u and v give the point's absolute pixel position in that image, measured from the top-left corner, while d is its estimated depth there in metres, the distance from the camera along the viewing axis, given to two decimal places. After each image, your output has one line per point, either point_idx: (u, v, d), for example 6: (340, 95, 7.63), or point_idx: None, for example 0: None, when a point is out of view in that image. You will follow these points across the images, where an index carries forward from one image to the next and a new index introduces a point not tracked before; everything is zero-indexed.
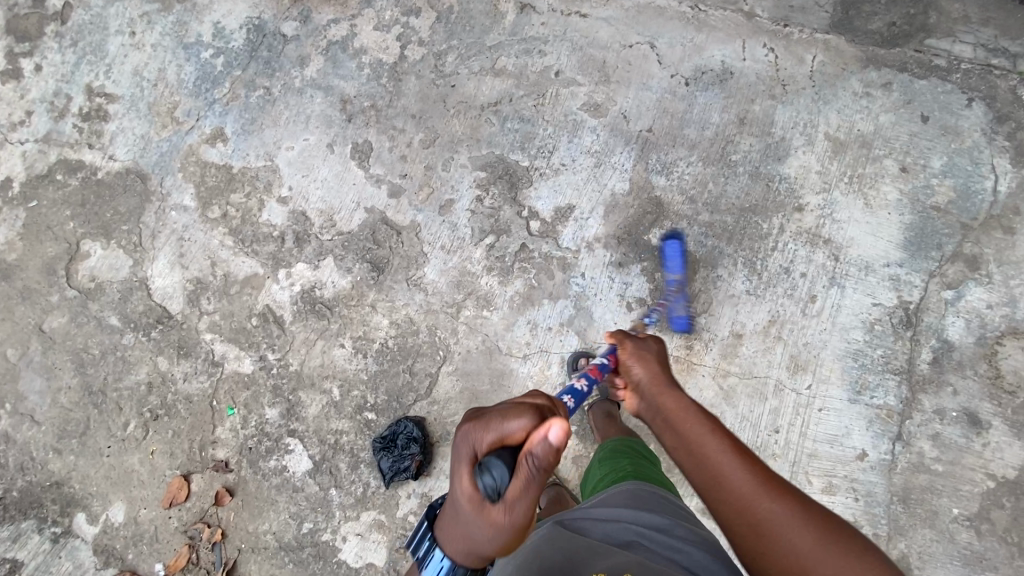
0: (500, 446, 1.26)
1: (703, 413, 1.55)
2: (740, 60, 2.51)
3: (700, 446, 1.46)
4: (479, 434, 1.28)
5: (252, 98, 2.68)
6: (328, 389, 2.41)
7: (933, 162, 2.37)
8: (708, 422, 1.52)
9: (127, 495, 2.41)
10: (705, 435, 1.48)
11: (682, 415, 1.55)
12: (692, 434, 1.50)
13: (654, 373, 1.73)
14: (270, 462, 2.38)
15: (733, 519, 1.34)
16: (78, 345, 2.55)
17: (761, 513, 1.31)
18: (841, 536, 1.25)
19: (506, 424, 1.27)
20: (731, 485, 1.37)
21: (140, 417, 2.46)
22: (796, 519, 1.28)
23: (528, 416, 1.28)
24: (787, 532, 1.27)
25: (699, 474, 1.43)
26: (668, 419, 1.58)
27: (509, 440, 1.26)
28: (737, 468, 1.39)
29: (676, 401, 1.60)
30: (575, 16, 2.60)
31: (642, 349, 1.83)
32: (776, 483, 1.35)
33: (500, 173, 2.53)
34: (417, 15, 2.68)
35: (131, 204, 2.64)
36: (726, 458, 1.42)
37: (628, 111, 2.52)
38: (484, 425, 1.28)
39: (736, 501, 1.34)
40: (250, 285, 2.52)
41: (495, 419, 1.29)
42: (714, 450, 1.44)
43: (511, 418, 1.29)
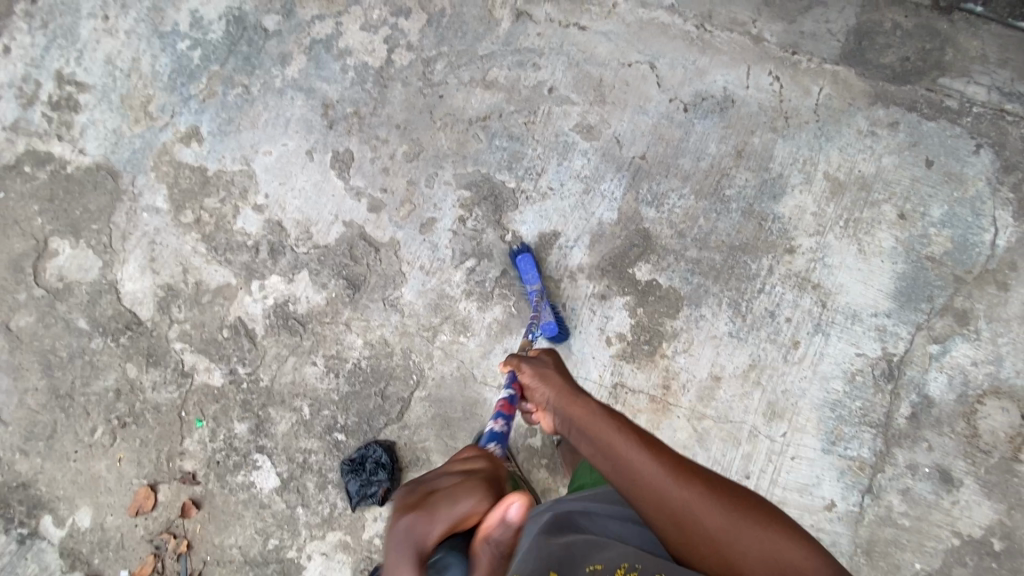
0: (450, 536, 0.95)
1: (607, 412, 1.41)
2: (743, 87, 2.38)
3: (614, 449, 1.33)
4: (421, 525, 0.96)
5: (230, 96, 2.55)
6: (298, 407, 2.37)
7: (933, 210, 2.28)
8: (616, 419, 1.39)
9: (94, 502, 2.40)
10: (617, 435, 1.35)
11: (589, 419, 1.41)
12: (606, 437, 1.36)
13: (557, 384, 1.56)
14: (237, 477, 2.36)
15: (654, 518, 1.26)
16: (46, 346, 2.49)
17: (683, 508, 1.25)
18: (752, 512, 1.27)
19: (457, 504, 0.98)
20: (647, 482, 1.27)
21: (108, 423, 2.43)
22: (713, 503, 1.26)
23: (481, 491, 1.00)
24: (706, 519, 1.24)
25: (617, 477, 1.31)
26: (576, 425, 1.43)
27: (462, 525, 0.96)
28: (649, 462, 1.30)
29: (581, 405, 1.45)
30: (573, 28, 2.46)
31: (542, 366, 1.63)
32: (689, 469, 1.30)
33: (485, 193, 2.43)
34: (407, 17, 2.53)
35: (101, 202, 2.54)
36: (639, 456, 1.31)
37: (622, 136, 2.40)
38: (429, 514, 0.97)
39: (659, 502, 1.26)
40: (223, 295, 2.45)
41: (444, 500, 0.99)
42: (630, 449, 1.32)
43: (460, 496, 1.00)
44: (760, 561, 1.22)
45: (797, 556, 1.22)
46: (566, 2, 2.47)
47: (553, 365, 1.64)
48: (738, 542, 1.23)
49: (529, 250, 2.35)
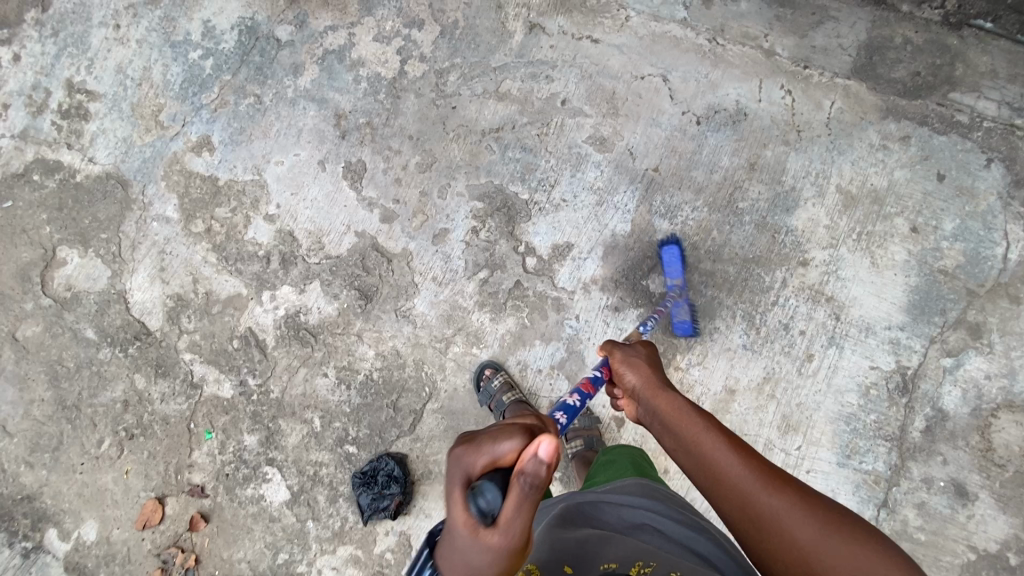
0: (489, 473, 1.01)
1: (697, 411, 1.50)
2: (755, 101, 2.40)
3: (698, 445, 1.40)
4: (467, 457, 1.04)
5: (242, 106, 2.55)
6: (309, 419, 2.35)
7: (945, 223, 2.29)
8: (705, 419, 1.47)
9: (100, 514, 2.37)
10: (703, 433, 1.42)
11: (675, 414, 1.50)
12: (693, 434, 1.43)
13: (647, 378, 1.66)
14: (246, 490, 2.33)
15: (733, 516, 1.29)
16: (52, 357, 2.46)
17: (768, 512, 1.24)
18: (847, 528, 1.19)
19: (497, 443, 1.03)
20: (728, 479, 1.32)
21: (115, 435, 2.40)
22: (802, 509, 1.23)
23: (520, 433, 1.05)
24: (790, 527, 1.21)
25: (699, 472, 1.38)
26: (661, 418, 1.53)
27: (503, 463, 1.02)
28: (734, 460, 1.34)
29: (670, 400, 1.54)
30: (585, 41, 2.47)
31: (631, 358, 1.76)
32: (777, 477, 1.30)
33: (498, 204, 2.43)
34: (419, 28, 2.53)
35: (111, 211, 2.52)
36: (723, 453, 1.37)
37: (635, 148, 2.41)
38: (474, 449, 1.04)
39: (740, 502, 1.28)
40: (233, 305, 2.43)
41: (486, 440, 1.05)
42: (715, 446, 1.39)
43: (501, 436, 1.05)
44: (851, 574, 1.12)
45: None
46: (579, 15, 2.48)
47: (646, 357, 1.78)
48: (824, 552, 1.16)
49: (680, 246, 2.31)
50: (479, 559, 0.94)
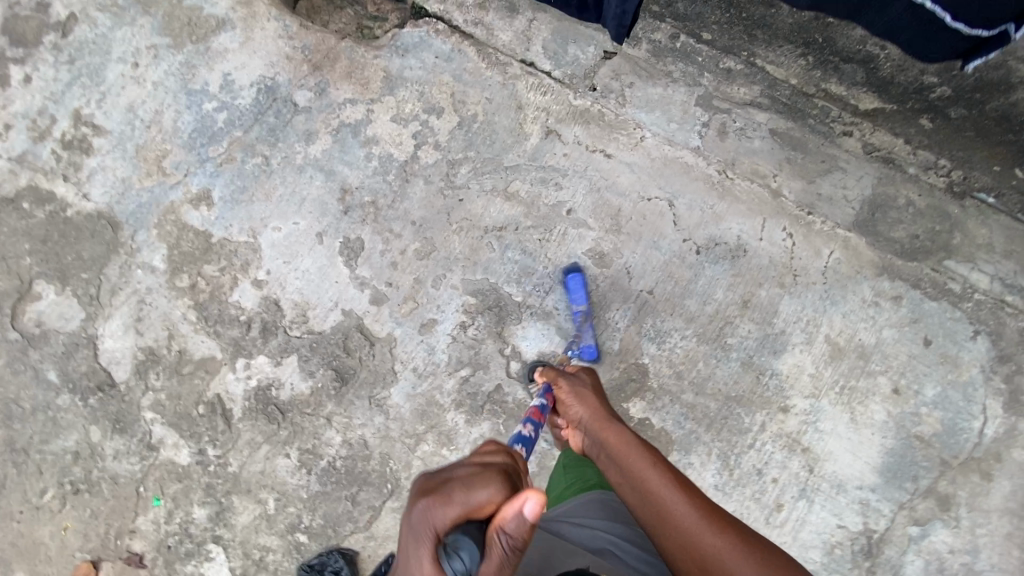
0: (463, 524, 1.05)
1: (640, 444, 1.65)
2: (756, 239, 2.42)
3: (647, 482, 1.54)
4: (440, 510, 1.05)
5: (249, 164, 2.52)
6: (264, 499, 2.28)
7: (926, 389, 2.31)
8: (650, 454, 1.62)
9: (30, 569, 2.26)
10: (650, 470, 1.57)
11: (622, 447, 1.66)
12: (641, 473, 1.57)
13: (595, 408, 1.86)
14: (187, 566, 2.25)
15: (677, 549, 1.41)
16: (9, 394, 2.36)
17: (704, 546, 1.38)
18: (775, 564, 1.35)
19: (473, 494, 1.06)
20: (672, 516, 1.45)
21: (59, 487, 2.30)
22: (733, 545, 1.38)
23: (498, 486, 1.08)
24: (724, 559, 1.36)
25: (646, 508, 1.51)
26: (609, 451, 1.69)
27: (477, 513, 1.05)
28: (676, 498, 1.49)
29: (619, 434, 1.70)
30: (598, 154, 2.50)
31: (582, 391, 1.94)
32: (711, 511, 1.46)
33: (490, 302, 2.41)
34: (438, 116, 2.55)
35: (96, 251, 2.46)
36: (667, 491, 1.51)
37: (633, 268, 2.41)
38: (445, 499, 1.06)
39: (686, 539, 1.41)
40: (205, 368, 2.36)
41: (460, 489, 1.08)
42: (662, 488, 1.52)
43: (477, 485, 1.08)
44: None
45: None
46: (596, 127, 2.52)
47: (593, 389, 1.96)
48: None
49: (581, 273, 2.38)
50: None
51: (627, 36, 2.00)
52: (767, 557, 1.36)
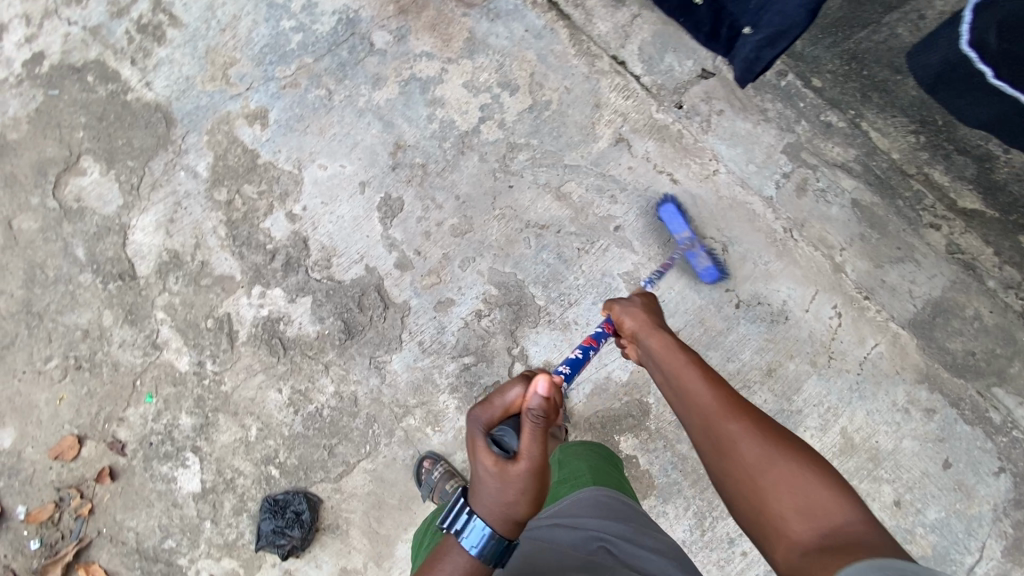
0: (506, 416, 1.41)
1: (681, 346, 1.52)
2: (802, 308, 2.29)
3: (679, 380, 1.43)
4: (486, 411, 1.40)
5: (311, 94, 2.49)
6: (247, 426, 2.32)
7: (929, 510, 2.19)
8: (689, 355, 1.47)
9: (20, 426, 2.38)
10: (688, 370, 1.43)
11: (663, 349, 1.53)
12: (675, 369, 1.46)
13: (644, 320, 1.66)
14: (162, 467, 2.33)
15: (701, 443, 1.32)
16: (37, 258, 2.46)
17: (721, 434, 1.28)
18: (797, 454, 1.20)
19: (506, 395, 1.41)
20: (699, 409, 1.34)
21: (64, 359, 2.40)
22: (754, 433, 1.25)
23: (521, 383, 1.43)
24: (748, 451, 1.23)
25: (679, 405, 1.40)
26: (648, 354, 1.58)
27: (511, 407, 1.41)
28: (705, 392, 1.36)
29: (660, 338, 1.57)
30: (664, 177, 2.36)
31: (628, 304, 1.74)
32: (742, 405, 1.31)
33: (511, 297, 2.35)
34: (511, 93, 2.44)
35: (146, 143, 2.49)
36: (697, 386, 1.38)
37: (665, 303, 2.31)
38: (489, 403, 1.42)
39: (714, 433, 1.29)
40: (222, 286, 2.39)
41: (496, 395, 1.43)
42: (689, 379, 1.41)
43: (507, 387, 1.42)
44: (786, 495, 1.15)
45: (836, 510, 1.11)
46: (669, 148, 2.37)
47: (645, 301, 1.77)
48: (764, 470, 1.19)
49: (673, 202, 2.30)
50: (515, 485, 1.27)
51: (753, 82, 1.85)
52: (788, 446, 1.22)
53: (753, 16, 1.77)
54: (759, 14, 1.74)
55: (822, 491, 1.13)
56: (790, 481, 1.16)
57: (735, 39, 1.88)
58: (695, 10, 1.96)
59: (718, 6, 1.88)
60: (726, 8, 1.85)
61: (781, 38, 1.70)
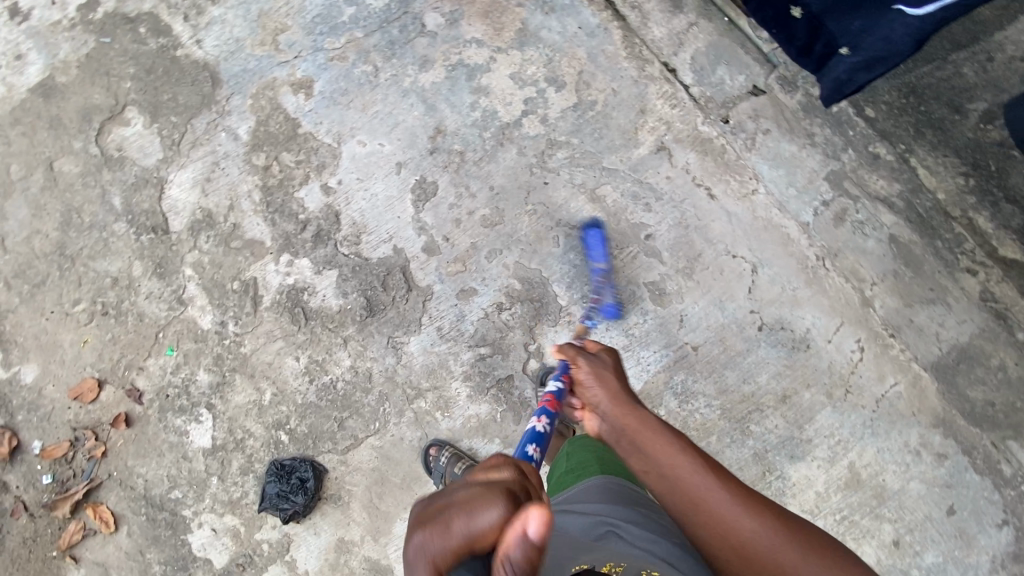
0: (465, 557, 0.84)
1: (667, 429, 1.37)
2: (825, 338, 2.27)
3: (679, 475, 1.28)
4: (437, 544, 0.85)
5: (357, 69, 2.49)
6: (261, 389, 2.36)
7: (927, 555, 2.17)
8: (680, 440, 1.34)
9: (44, 364, 2.45)
10: (675, 453, 1.31)
11: (647, 434, 1.37)
12: (667, 459, 1.31)
13: (613, 391, 1.53)
14: (176, 420, 2.38)
15: (720, 553, 1.20)
16: (74, 202, 2.51)
17: (747, 540, 1.17)
18: (819, 547, 1.17)
19: (474, 521, 0.84)
20: (712, 511, 1.22)
21: (92, 304, 2.46)
22: (777, 533, 1.18)
23: (501, 502, 0.86)
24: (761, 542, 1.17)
25: (681, 505, 1.25)
26: (628, 438, 1.40)
27: (479, 544, 0.84)
28: (717, 490, 1.24)
29: (639, 418, 1.41)
30: (702, 190, 2.34)
31: (598, 365, 1.63)
32: (753, 496, 1.23)
33: (534, 294, 2.35)
34: (557, 89, 2.42)
35: (190, 100, 2.51)
36: (704, 482, 1.25)
37: (688, 317, 2.30)
38: (442, 529, 0.86)
39: (720, 528, 1.20)
40: (251, 250, 2.42)
41: (455, 513, 0.87)
42: (692, 475, 1.26)
43: (478, 504, 0.86)
44: None
45: None
46: (711, 162, 2.35)
47: (610, 366, 1.65)
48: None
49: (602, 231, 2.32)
50: None
51: (838, 102, 1.86)
52: (806, 538, 1.18)
53: (854, 37, 1.72)
54: (860, 39, 1.70)
55: None
56: None
57: (830, 56, 1.84)
58: (792, 23, 1.92)
59: (815, 22, 1.82)
60: (825, 26, 1.80)
61: (880, 63, 1.70)
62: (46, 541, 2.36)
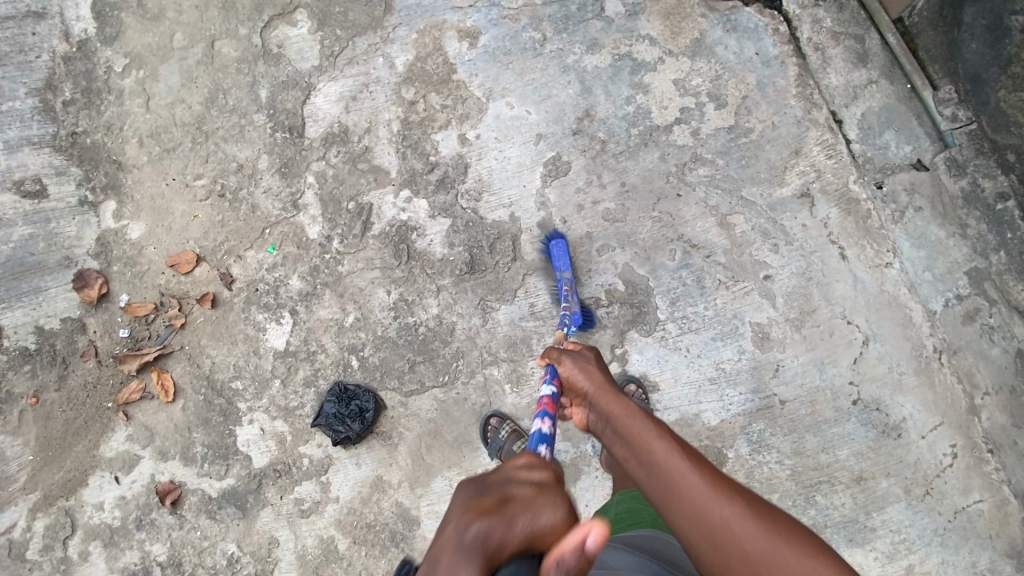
0: (522, 550, 0.98)
1: (645, 414, 1.34)
2: (919, 433, 2.17)
3: (653, 456, 1.23)
4: (498, 524, 1.00)
5: (526, 34, 2.49)
6: (345, 311, 2.38)
7: None
8: (655, 425, 1.30)
9: (151, 226, 2.52)
10: (654, 441, 1.25)
11: (625, 419, 1.35)
12: (644, 444, 1.26)
13: (599, 379, 1.52)
14: (258, 316, 2.42)
15: (695, 540, 1.12)
16: (223, 83, 2.58)
17: (719, 524, 1.10)
18: (797, 536, 1.09)
19: (535, 517, 1.03)
20: (684, 491, 1.15)
21: (212, 183, 2.52)
22: (751, 519, 1.10)
23: (560, 510, 1.07)
24: (745, 535, 1.08)
25: (653, 487, 1.20)
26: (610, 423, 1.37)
27: (536, 540, 1.00)
28: (688, 469, 1.18)
29: (616, 402, 1.41)
30: (834, 249, 2.27)
31: (583, 360, 1.59)
32: (724, 482, 1.16)
33: (635, 299, 2.31)
34: (717, 108, 2.38)
35: (359, 18, 2.55)
36: (677, 464, 1.20)
37: (783, 369, 2.23)
38: (507, 518, 1.01)
39: (695, 514, 1.12)
40: (375, 177, 2.45)
41: (522, 512, 1.03)
42: (666, 455, 1.22)
43: (538, 507, 1.06)
44: None
45: None
46: (851, 223, 2.27)
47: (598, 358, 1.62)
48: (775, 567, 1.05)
49: (564, 240, 2.33)
50: None
51: None
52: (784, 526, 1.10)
53: None
54: None
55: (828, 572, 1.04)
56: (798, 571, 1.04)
57: None
58: None
59: None
60: None
61: None
62: (105, 390, 2.43)
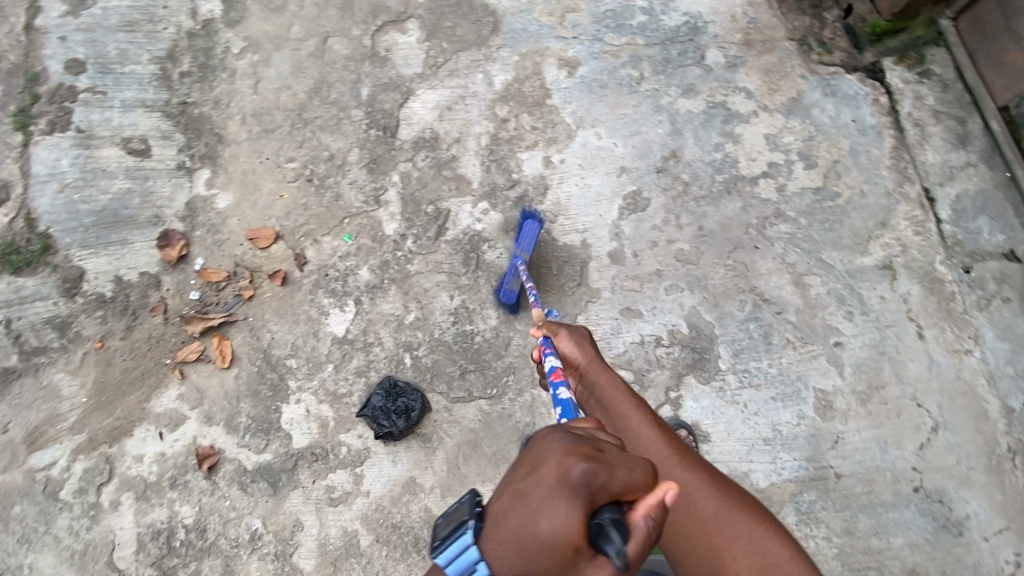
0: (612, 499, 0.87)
1: (625, 389, 1.47)
2: (983, 534, 2.04)
3: (628, 425, 1.40)
4: (602, 471, 0.86)
5: (624, 71, 2.56)
6: (407, 309, 2.42)
7: None
8: (635, 401, 1.44)
9: (238, 199, 2.63)
10: (632, 413, 1.42)
11: (607, 389, 1.48)
12: (624, 415, 1.42)
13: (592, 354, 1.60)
14: (323, 300, 2.48)
15: None
16: (329, 77, 2.72)
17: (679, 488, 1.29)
18: (749, 510, 1.27)
19: (632, 470, 0.89)
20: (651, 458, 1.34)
21: (302, 167, 2.63)
22: (709, 488, 1.29)
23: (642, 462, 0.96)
24: (700, 500, 1.28)
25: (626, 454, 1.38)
26: (594, 394, 1.51)
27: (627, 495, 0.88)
28: (656, 438, 1.36)
29: (601, 375, 1.53)
30: (912, 327, 2.20)
31: (578, 335, 1.64)
32: (688, 454, 1.34)
33: (697, 344, 2.27)
34: (806, 168, 2.38)
35: (467, 35, 2.68)
36: (649, 437, 1.37)
37: (843, 442, 2.15)
38: (608, 468, 0.87)
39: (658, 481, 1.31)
40: (457, 185, 2.52)
41: (614, 458, 0.90)
42: (639, 425, 1.39)
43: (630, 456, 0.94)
44: (746, 556, 1.21)
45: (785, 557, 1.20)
46: (932, 303, 2.21)
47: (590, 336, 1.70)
48: (722, 530, 1.24)
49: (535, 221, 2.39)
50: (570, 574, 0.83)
51: None
52: (737, 498, 1.29)
53: None
54: None
55: (770, 538, 1.23)
56: (744, 538, 1.23)
57: None
58: None
59: None
60: None
61: None
62: (165, 347, 2.50)
